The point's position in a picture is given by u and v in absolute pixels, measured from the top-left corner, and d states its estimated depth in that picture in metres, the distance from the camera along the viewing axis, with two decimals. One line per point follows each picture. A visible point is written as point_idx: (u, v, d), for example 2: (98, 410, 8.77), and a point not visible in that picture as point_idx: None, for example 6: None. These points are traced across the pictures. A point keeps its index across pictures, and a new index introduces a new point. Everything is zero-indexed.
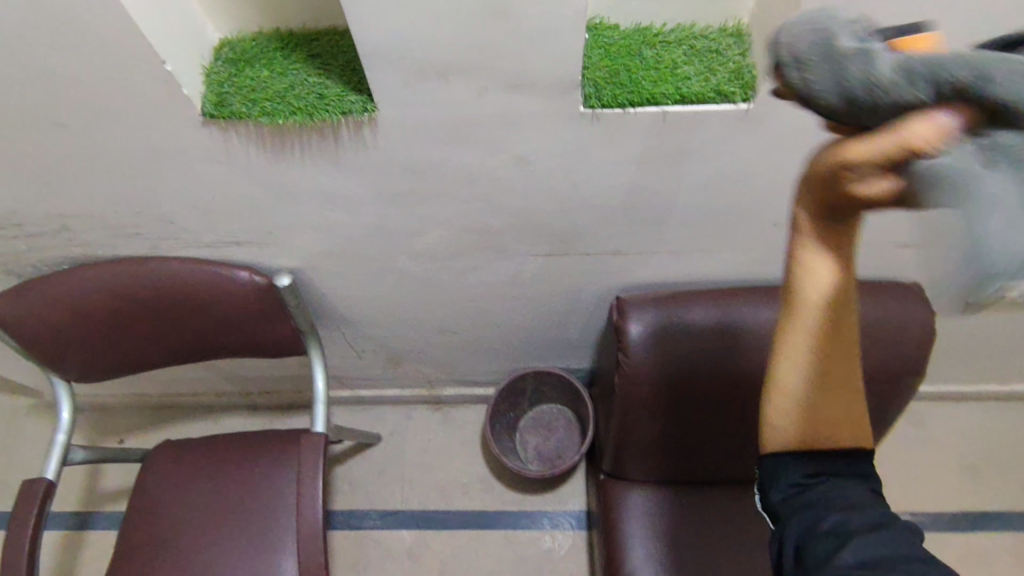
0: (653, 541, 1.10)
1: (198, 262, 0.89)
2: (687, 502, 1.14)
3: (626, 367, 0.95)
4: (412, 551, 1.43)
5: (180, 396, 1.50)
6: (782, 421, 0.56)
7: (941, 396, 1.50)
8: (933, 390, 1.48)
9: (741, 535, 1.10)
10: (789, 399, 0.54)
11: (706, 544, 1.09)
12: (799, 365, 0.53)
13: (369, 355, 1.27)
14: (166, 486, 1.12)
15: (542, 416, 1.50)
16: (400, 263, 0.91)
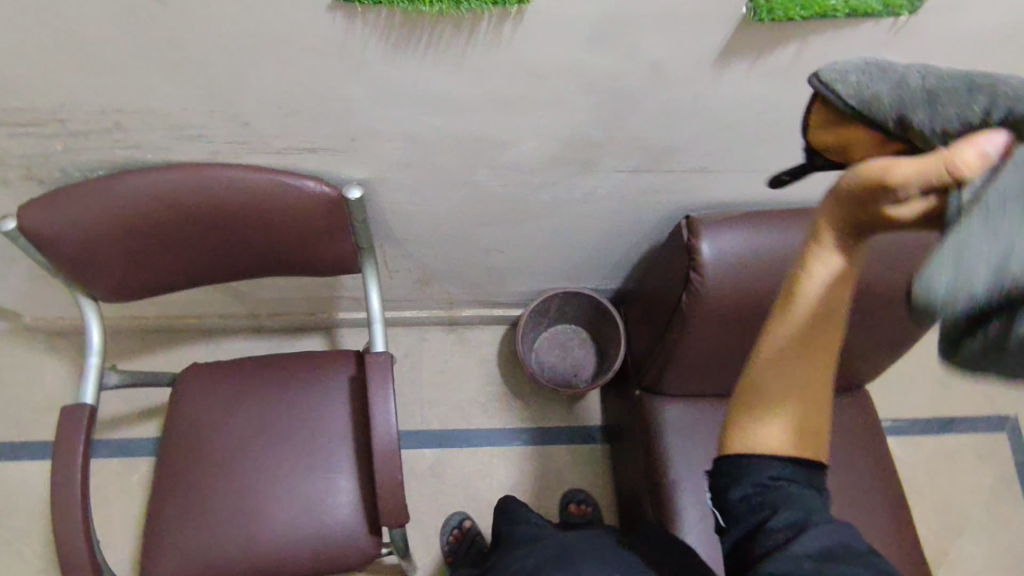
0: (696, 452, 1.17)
1: (263, 169, 0.82)
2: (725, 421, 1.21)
3: (697, 286, 0.96)
4: (434, 469, 1.45)
5: (178, 319, 1.41)
6: (756, 442, 0.54)
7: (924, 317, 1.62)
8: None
9: None
10: (763, 410, 0.54)
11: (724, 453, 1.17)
12: (796, 378, 0.51)
13: (402, 274, 1.23)
14: (206, 412, 1.06)
15: (557, 336, 1.52)
16: (476, 175, 0.88)
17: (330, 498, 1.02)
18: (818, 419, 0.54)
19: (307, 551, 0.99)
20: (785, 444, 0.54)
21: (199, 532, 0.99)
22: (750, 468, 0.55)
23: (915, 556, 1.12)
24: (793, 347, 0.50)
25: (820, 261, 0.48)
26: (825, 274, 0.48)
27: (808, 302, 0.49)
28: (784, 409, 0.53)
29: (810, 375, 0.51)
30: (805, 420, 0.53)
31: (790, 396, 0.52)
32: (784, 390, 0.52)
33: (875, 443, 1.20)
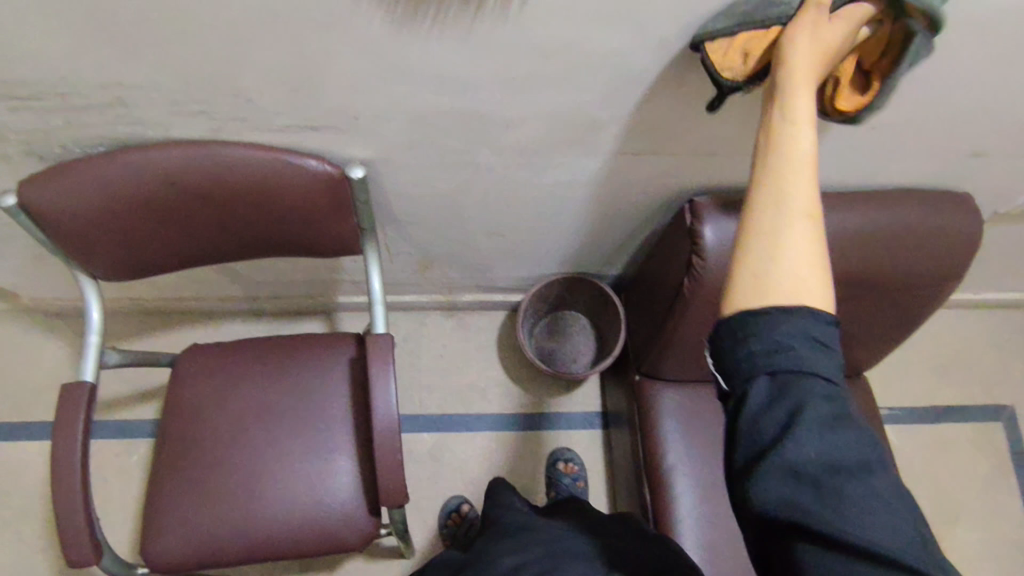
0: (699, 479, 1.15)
1: (264, 148, 0.81)
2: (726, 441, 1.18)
3: (699, 271, 0.95)
4: (432, 452, 1.45)
5: (177, 301, 1.41)
6: (770, 292, 0.52)
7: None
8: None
9: None
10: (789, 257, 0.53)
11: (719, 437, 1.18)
12: (797, 212, 0.54)
13: (403, 257, 1.23)
14: (205, 391, 1.06)
15: (556, 322, 1.52)
16: (479, 156, 0.87)
17: (330, 479, 1.02)
18: (824, 270, 0.53)
19: (306, 530, 1.00)
20: (803, 292, 0.52)
21: (198, 511, 0.99)
22: (766, 326, 0.51)
23: None
24: (785, 181, 0.55)
25: (787, 113, 0.57)
26: (798, 122, 0.56)
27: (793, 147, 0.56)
28: (789, 253, 0.53)
29: (805, 211, 0.54)
30: (815, 266, 0.53)
31: (796, 236, 0.53)
32: (786, 227, 0.54)
33: (873, 430, 1.21)
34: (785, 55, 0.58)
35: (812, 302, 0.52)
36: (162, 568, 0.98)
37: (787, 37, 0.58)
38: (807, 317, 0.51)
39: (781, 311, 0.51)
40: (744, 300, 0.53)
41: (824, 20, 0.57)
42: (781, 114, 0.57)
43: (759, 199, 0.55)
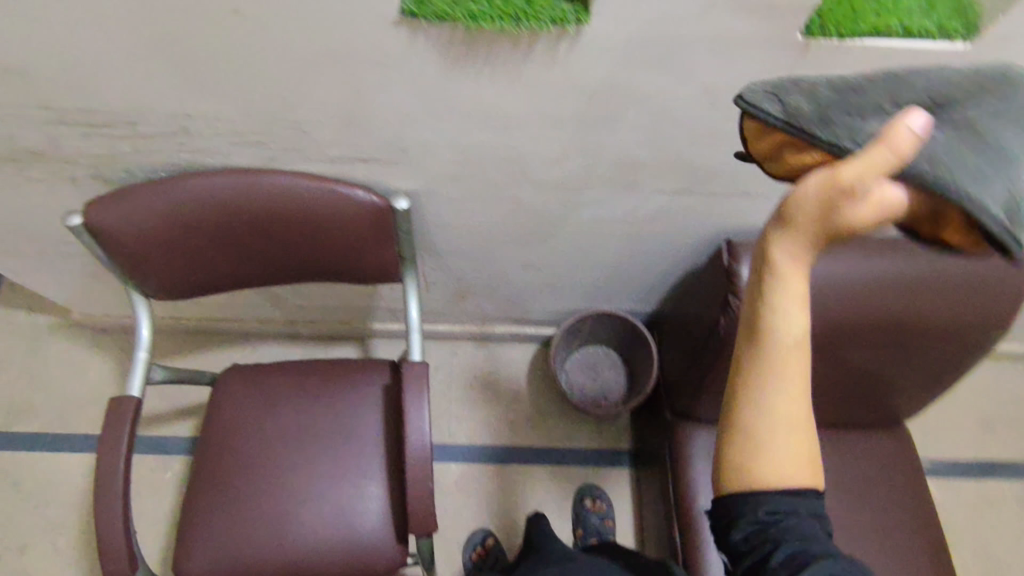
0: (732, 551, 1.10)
1: (315, 177, 0.85)
2: None
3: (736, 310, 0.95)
4: (458, 483, 1.45)
5: (219, 321, 1.45)
6: (754, 480, 0.49)
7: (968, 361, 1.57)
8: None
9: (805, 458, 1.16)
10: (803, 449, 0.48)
11: None
12: (789, 407, 0.46)
13: (440, 287, 1.25)
14: (242, 411, 1.09)
15: (587, 357, 1.52)
16: (521, 191, 0.89)
17: (359, 504, 1.03)
18: (810, 445, 0.49)
19: (333, 556, 1.00)
20: (793, 475, 0.49)
21: (229, 530, 1.01)
22: (763, 503, 0.50)
23: None
24: (778, 372, 0.46)
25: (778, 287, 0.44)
26: (788, 305, 0.44)
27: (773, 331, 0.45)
28: (776, 445, 0.48)
29: (795, 402, 0.46)
30: (803, 448, 0.48)
31: (784, 427, 0.47)
32: (772, 419, 0.46)
33: (912, 481, 1.17)
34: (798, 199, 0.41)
35: (802, 481, 0.49)
36: None
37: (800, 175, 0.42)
38: (795, 496, 0.49)
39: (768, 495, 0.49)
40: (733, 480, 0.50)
41: (882, 163, 0.37)
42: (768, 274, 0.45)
43: (744, 379, 0.47)
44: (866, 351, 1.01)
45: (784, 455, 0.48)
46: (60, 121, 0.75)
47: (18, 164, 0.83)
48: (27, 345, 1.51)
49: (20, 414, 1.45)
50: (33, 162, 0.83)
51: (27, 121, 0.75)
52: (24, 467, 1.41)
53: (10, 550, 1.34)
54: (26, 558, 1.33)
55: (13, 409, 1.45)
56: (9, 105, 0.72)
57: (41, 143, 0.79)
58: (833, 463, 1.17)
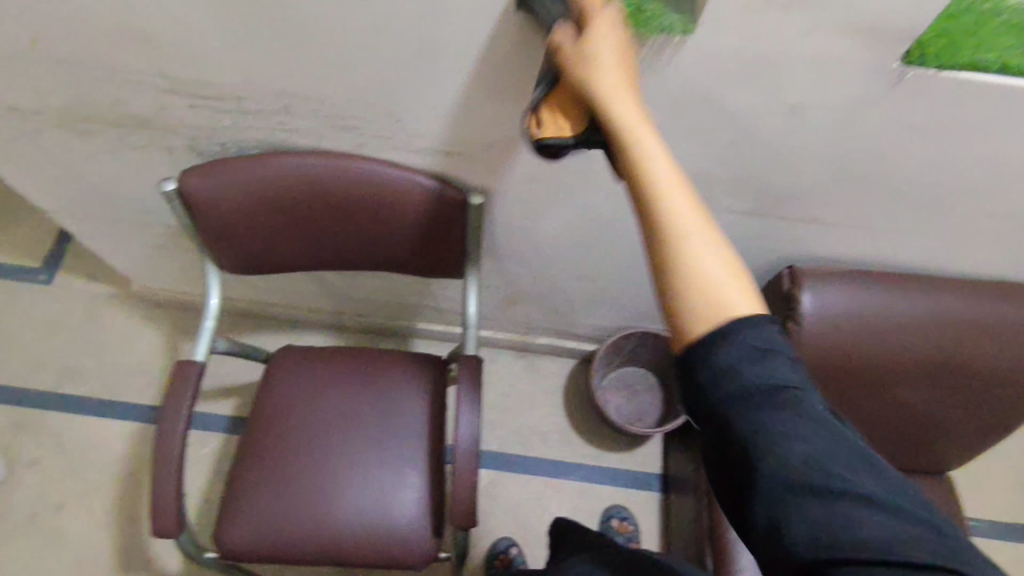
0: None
1: (399, 167, 0.88)
2: None
3: (794, 335, 0.96)
4: (487, 490, 1.45)
5: (270, 306, 1.49)
6: (703, 310, 0.49)
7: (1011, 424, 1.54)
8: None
9: None
10: (695, 268, 0.50)
11: None
12: (693, 225, 0.51)
13: (492, 291, 1.27)
14: (293, 391, 1.11)
15: (626, 377, 1.53)
16: (591, 198, 0.92)
17: (399, 492, 1.04)
18: (738, 268, 0.51)
19: (368, 541, 1.01)
20: (735, 295, 0.49)
21: (270, 504, 1.02)
22: (721, 344, 0.47)
23: None
24: (679, 209, 0.51)
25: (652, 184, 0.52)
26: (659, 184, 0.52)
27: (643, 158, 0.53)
28: (710, 266, 0.50)
29: (699, 221, 0.51)
30: (732, 266, 0.51)
31: (704, 242, 0.51)
32: (691, 235, 0.50)
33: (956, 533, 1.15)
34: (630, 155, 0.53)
35: (748, 306, 0.49)
36: (228, 554, 1.00)
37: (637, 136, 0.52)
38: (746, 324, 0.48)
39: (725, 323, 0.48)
40: (687, 323, 0.49)
41: None
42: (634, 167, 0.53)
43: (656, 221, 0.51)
44: (919, 391, 1.01)
45: (666, 276, 0.50)
46: (172, 91, 0.80)
47: (122, 130, 0.89)
48: (83, 311, 1.56)
49: (70, 376, 1.50)
50: (137, 128, 0.88)
51: (143, 87, 0.80)
52: (69, 429, 1.45)
53: (46, 507, 1.37)
54: (60, 517, 1.36)
55: (64, 370, 1.50)
56: (130, 71, 0.77)
57: (149, 110, 0.84)
58: None
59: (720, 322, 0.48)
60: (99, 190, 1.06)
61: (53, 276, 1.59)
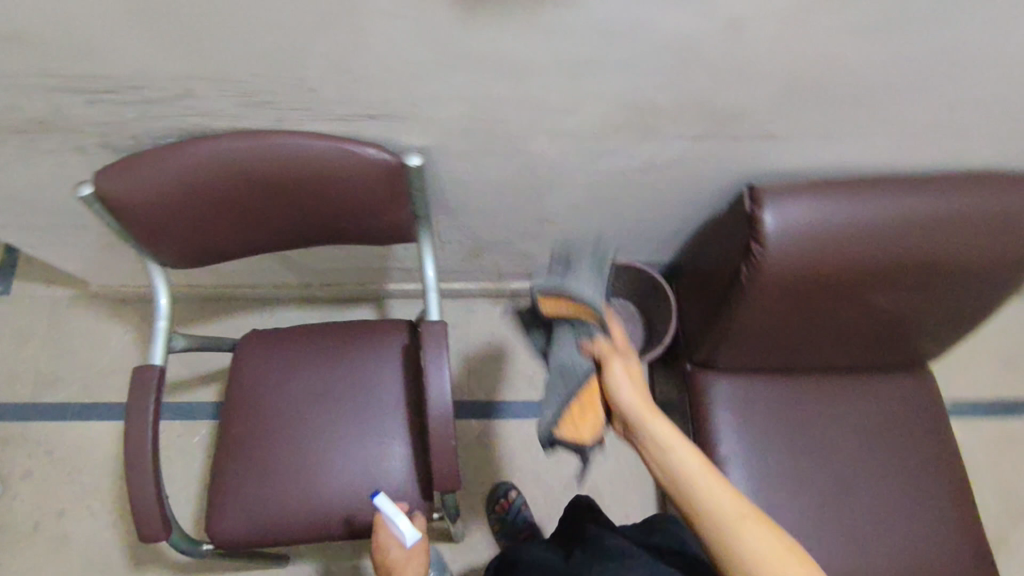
0: (766, 502, 1.12)
1: (325, 137, 0.83)
2: (793, 449, 1.16)
3: (756, 258, 0.94)
4: (481, 438, 1.47)
5: (234, 288, 1.46)
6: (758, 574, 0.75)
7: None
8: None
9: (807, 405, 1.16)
10: (745, 546, 0.77)
11: (773, 419, 1.18)
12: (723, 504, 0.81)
13: (453, 245, 1.23)
14: (265, 375, 1.09)
15: (605, 311, 1.53)
16: (533, 143, 0.87)
17: (387, 462, 1.05)
18: (792, 548, 0.76)
19: (361, 514, 1.02)
20: (785, 565, 0.75)
21: (258, 490, 1.02)
22: None
23: (971, 536, 1.11)
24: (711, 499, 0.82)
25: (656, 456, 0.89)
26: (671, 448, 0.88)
27: (685, 464, 0.85)
28: (758, 543, 0.76)
29: (730, 500, 0.81)
30: (786, 552, 0.76)
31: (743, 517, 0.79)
32: (723, 502, 0.81)
33: (933, 423, 1.18)
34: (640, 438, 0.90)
35: None
36: (225, 543, 1.01)
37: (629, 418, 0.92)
38: None
39: None
40: None
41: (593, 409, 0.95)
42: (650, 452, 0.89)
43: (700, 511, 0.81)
44: (890, 295, 1.00)
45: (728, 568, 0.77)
46: (64, 89, 0.73)
47: (25, 136, 0.82)
48: (46, 318, 1.52)
49: (46, 385, 1.47)
50: (40, 132, 0.81)
51: (31, 89, 0.73)
52: (56, 437, 1.44)
53: (48, 516, 1.38)
54: (63, 523, 1.38)
55: (39, 380, 1.47)
56: (11, 74, 0.71)
57: (46, 113, 0.78)
58: (858, 412, 1.18)
59: None
60: (21, 199, 1.00)
61: (9, 285, 1.54)
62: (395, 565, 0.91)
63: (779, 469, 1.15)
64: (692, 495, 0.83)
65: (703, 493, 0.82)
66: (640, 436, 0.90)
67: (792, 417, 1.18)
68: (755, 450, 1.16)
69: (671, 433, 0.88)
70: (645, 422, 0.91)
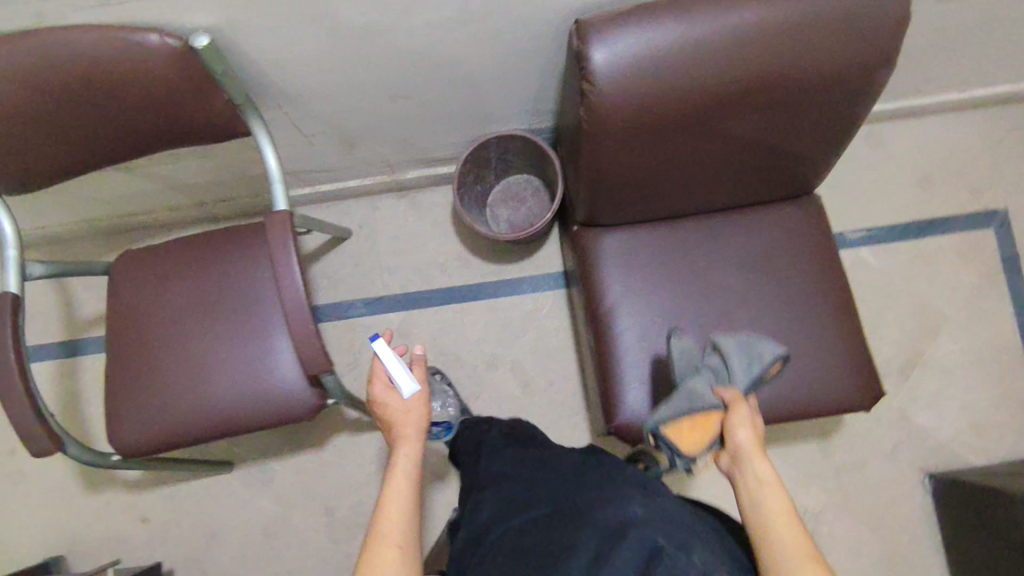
0: (655, 345, 1.14)
1: (97, 29, 0.78)
2: (686, 294, 1.15)
3: (589, 99, 0.90)
4: (402, 329, 1.49)
5: (132, 215, 1.45)
6: None
7: (892, 115, 1.49)
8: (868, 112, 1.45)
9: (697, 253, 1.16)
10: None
11: (664, 267, 1.16)
12: (781, 536, 0.74)
13: (320, 137, 1.20)
14: (142, 292, 1.10)
15: (510, 187, 1.49)
16: (326, 2, 0.82)
17: (268, 358, 1.07)
18: None
19: (253, 411, 1.06)
20: None
21: (151, 401, 1.06)
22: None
23: (858, 352, 1.11)
24: (775, 527, 0.76)
25: (745, 476, 0.83)
26: (764, 478, 0.81)
27: (770, 497, 0.79)
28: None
29: (796, 538, 0.74)
30: None
31: (796, 554, 0.72)
32: (785, 538, 0.74)
33: (823, 247, 1.15)
34: (746, 473, 0.83)
35: None
36: (130, 451, 1.06)
37: (736, 440, 0.87)
38: None
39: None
40: None
41: (731, 429, 0.87)
42: (743, 467, 0.84)
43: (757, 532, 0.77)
44: (746, 121, 0.96)
45: None
46: None
47: None
48: None
49: None
50: None
51: None
52: None
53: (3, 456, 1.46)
54: (19, 460, 1.45)
55: None
56: None
57: None
58: (748, 250, 1.15)
59: None
60: None
61: None
62: (396, 419, 0.95)
63: (671, 315, 1.15)
64: (763, 521, 0.77)
65: (770, 522, 0.76)
66: (750, 469, 0.83)
67: (683, 263, 1.16)
68: (646, 299, 1.16)
69: (773, 480, 0.80)
70: (757, 455, 0.85)
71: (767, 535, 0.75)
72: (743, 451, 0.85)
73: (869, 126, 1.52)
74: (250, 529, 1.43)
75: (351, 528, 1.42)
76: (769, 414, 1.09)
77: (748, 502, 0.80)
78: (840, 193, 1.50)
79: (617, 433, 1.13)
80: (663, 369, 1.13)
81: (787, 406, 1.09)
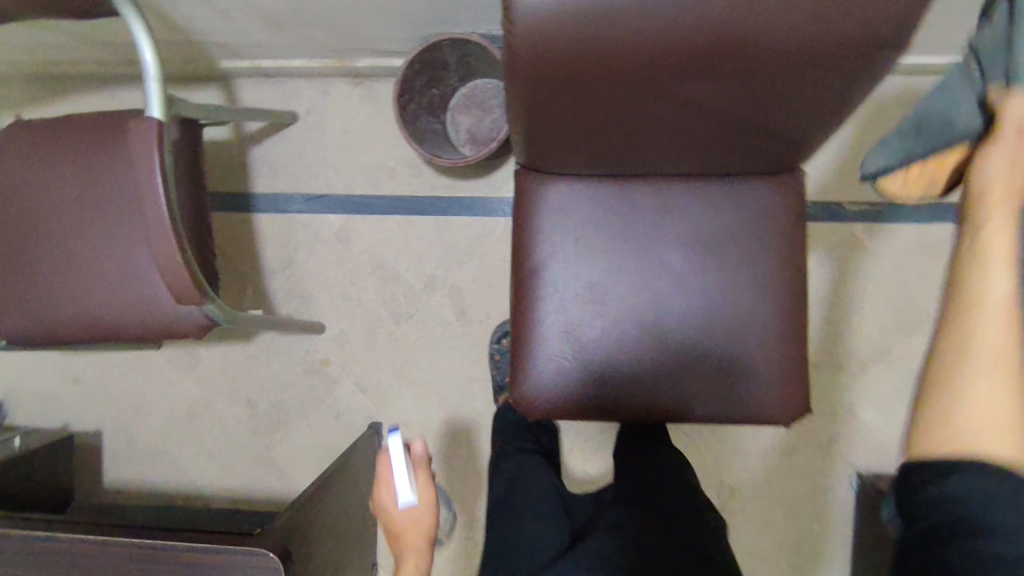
0: (579, 318, 1.02)
1: None
2: (626, 266, 1.02)
3: (509, 39, 0.71)
4: (341, 235, 1.39)
5: (59, 65, 1.32)
6: (952, 444, 0.50)
7: (937, 70, 1.24)
8: (906, 64, 1.21)
9: (646, 224, 1.01)
10: (963, 403, 0.51)
11: (606, 232, 1.01)
12: (993, 312, 0.51)
13: (237, 12, 1.03)
14: (24, 172, 0.99)
15: (475, 93, 1.28)
16: None
17: (143, 267, 0.97)
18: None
19: (130, 323, 0.97)
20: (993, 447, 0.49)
21: (28, 294, 0.99)
22: None
23: (796, 360, 1.00)
24: (976, 313, 0.52)
25: (990, 216, 0.53)
26: (998, 222, 0.53)
27: (988, 226, 0.53)
28: (981, 388, 0.51)
29: (1009, 333, 0.51)
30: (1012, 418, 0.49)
31: (991, 365, 0.51)
32: (983, 313, 0.51)
33: (792, 239, 0.99)
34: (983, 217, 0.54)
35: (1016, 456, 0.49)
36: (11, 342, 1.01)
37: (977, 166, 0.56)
38: (981, 460, 0.49)
39: (921, 465, 0.52)
40: (930, 444, 0.52)
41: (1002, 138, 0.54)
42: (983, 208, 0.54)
43: (954, 297, 0.54)
44: (709, 85, 0.76)
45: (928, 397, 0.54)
46: None
47: None
48: None
49: None
50: None
51: None
52: None
53: None
54: None
55: None
56: None
57: None
58: (703, 227, 1.00)
59: (953, 457, 0.50)
60: None
61: None
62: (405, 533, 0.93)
63: (603, 286, 1.02)
64: (971, 262, 0.53)
65: (981, 269, 0.52)
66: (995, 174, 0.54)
67: (629, 231, 1.01)
68: (579, 264, 1.02)
69: (999, 230, 0.53)
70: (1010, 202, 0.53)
71: (959, 313, 0.53)
72: (986, 174, 0.55)
73: (908, 80, 1.27)
74: (175, 408, 1.45)
75: (271, 425, 1.43)
76: (683, 410, 1.01)
77: (971, 232, 0.54)
78: (850, 157, 1.30)
79: (518, 407, 1.04)
80: (581, 345, 1.02)
81: (704, 408, 1.00)
